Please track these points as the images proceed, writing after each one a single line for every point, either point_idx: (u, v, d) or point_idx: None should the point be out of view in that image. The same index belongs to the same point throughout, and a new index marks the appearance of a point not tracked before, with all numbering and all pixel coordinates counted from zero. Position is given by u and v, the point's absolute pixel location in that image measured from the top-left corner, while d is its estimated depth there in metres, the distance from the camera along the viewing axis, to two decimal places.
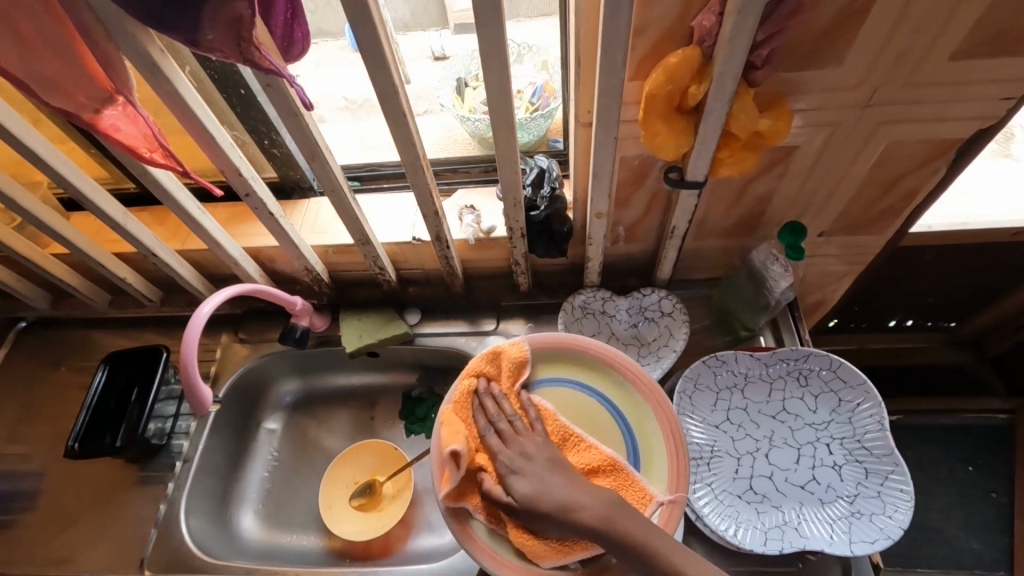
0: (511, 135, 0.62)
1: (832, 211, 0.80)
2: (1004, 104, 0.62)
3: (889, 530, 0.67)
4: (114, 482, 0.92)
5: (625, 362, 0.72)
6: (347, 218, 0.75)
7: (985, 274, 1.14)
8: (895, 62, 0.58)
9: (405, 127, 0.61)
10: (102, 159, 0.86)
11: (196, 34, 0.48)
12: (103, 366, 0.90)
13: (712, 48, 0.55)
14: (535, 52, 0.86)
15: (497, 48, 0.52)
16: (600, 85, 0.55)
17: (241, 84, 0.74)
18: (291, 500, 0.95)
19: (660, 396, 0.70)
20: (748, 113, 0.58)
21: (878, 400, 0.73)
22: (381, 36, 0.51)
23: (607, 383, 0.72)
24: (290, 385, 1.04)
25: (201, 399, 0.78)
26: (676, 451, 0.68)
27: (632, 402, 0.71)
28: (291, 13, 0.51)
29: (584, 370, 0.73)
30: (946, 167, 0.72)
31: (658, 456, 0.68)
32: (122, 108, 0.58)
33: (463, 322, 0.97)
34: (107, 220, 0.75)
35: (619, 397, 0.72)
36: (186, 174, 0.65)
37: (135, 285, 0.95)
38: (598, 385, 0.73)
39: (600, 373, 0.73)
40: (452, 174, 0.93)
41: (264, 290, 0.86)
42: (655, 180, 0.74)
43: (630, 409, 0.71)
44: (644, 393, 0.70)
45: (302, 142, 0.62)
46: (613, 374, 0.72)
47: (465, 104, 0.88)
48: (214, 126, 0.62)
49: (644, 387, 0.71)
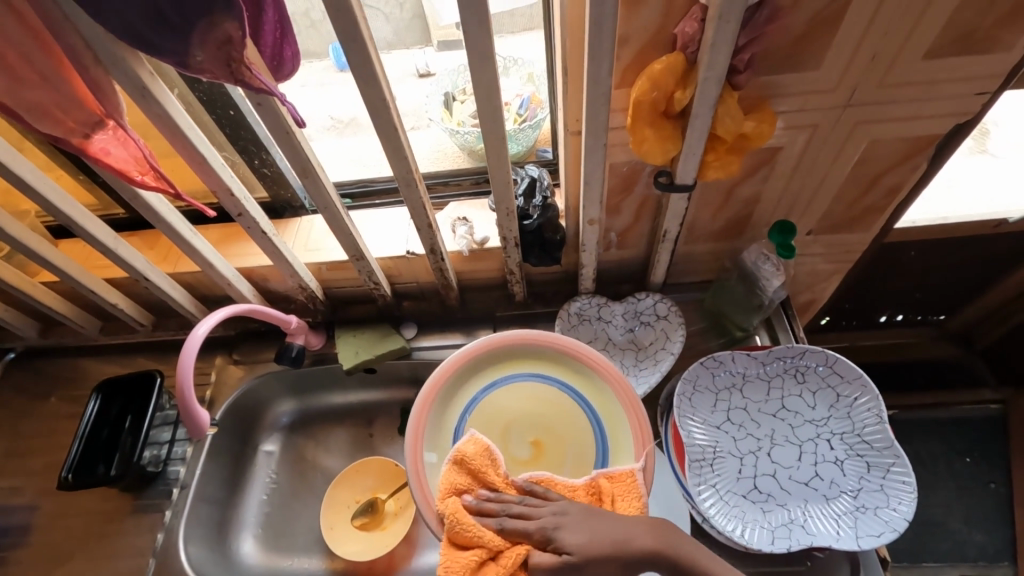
0: (502, 145, 0.63)
1: (819, 209, 0.82)
2: (978, 100, 0.64)
3: (895, 523, 0.67)
4: (109, 512, 0.90)
5: (576, 346, 0.73)
6: (340, 234, 0.75)
7: (969, 266, 1.17)
8: (873, 62, 0.59)
9: (396, 142, 0.62)
10: (90, 185, 0.85)
11: (185, 56, 0.48)
12: (96, 395, 0.88)
13: (695, 54, 0.56)
14: (521, 65, 0.87)
15: (486, 60, 0.53)
16: (588, 94, 0.56)
17: (229, 106, 0.74)
18: (292, 523, 0.93)
19: (613, 371, 0.72)
20: (733, 116, 0.59)
21: (875, 393, 0.74)
22: (371, 53, 0.52)
23: (561, 368, 0.74)
24: (287, 405, 1.02)
25: (198, 422, 0.77)
26: (637, 420, 0.70)
27: (588, 382, 0.73)
28: (280, 32, 0.51)
29: (540, 362, 0.74)
30: (926, 163, 0.74)
31: (623, 431, 0.70)
32: (113, 132, 0.58)
33: (460, 334, 0.98)
34: (98, 246, 0.74)
35: (575, 380, 0.73)
36: (178, 196, 0.64)
37: (126, 310, 0.94)
38: (552, 372, 0.74)
39: (552, 360, 0.74)
40: (443, 187, 0.94)
41: (259, 311, 0.85)
42: (645, 186, 0.75)
43: (588, 389, 0.73)
44: (598, 371, 0.72)
45: (294, 159, 0.62)
46: (565, 359, 0.74)
47: (453, 118, 0.89)
48: (205, 147, 0.62)
49: (597, 365, 0.73)
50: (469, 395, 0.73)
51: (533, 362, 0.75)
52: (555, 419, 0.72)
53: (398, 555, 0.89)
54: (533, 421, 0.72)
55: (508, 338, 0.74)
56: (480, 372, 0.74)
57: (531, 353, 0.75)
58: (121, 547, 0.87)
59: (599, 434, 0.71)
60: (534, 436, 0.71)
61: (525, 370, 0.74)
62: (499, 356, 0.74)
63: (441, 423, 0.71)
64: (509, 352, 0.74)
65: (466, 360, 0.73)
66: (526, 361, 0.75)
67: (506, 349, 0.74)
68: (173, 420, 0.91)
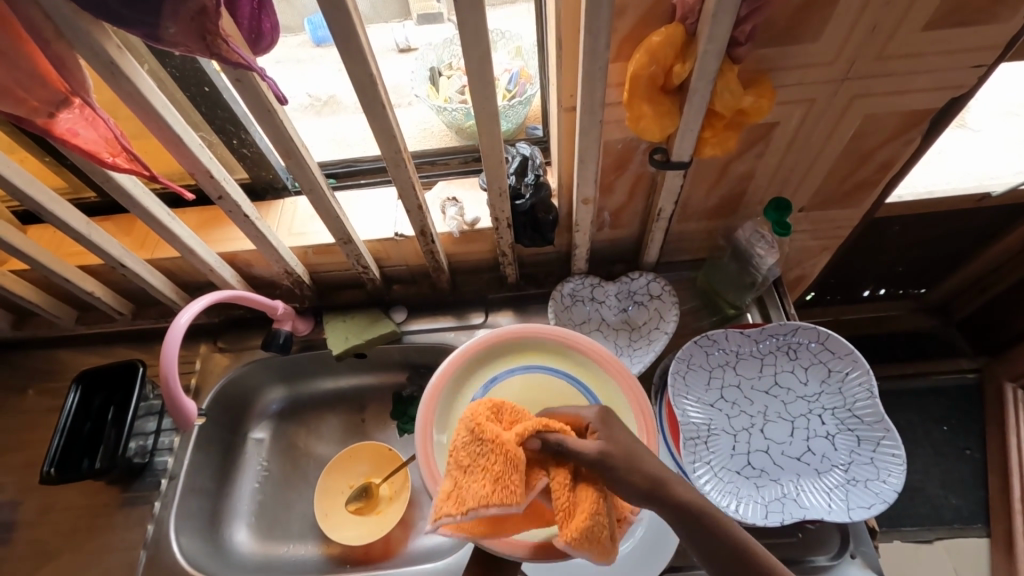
0: (494, 123, 0.61)
1: (811, 186, 0.81)
2: (973, 73, 0.63)
3: (885, 494, 0.68)
4: (96, 506, 0.88)
5: (611, 359, 0.70)
6: (326, 216, 0.73)
7: (952, 239, 1.18)
8: (870, 35, 0.58)
9: (384, 119, 0.59)
10: (58, 167, 0.81)
11: (157, 28, 0.45)
12: (75, 387, 0.85)
13: (695, 25, 0.54)
14: (509, 39, 0.84)
15: (477, 32, 0.50)
16: (583, 69, 0.54)
17: (204, 82, 0.70)
18: (285, 510, 0.93)
19: (578, 337, 0.72)
20: (731, 91, 0.58)
21: (866, 368, 0.75)
22: (355, 22, 0.49)
23: (531, 355, 0.73)
24: (276, 393, 1.01)
25: (185, 413, 0.75)
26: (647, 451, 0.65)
27: (560, 354, 0.72)
28: (258, 3, 0.47)
29: (585, 373, 0.71)
30: (920, 138, 0.73)
31: (613, 389, 0.70)
32: (80, 111, 0.55)
33: (452, 318, 0.96)
34: (70, 233, 0.70)
35: (548, 358, 0.72)
36: (154, 179, 0.61)
37: (103, 298, 0.90)
38: (523, 361, 0.72)
39: (519, 349, 0.73)
40: (431, 167, 0.91)
41: (244, 296, 0.83)
42: (638, 164, 0.74)
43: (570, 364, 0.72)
44: (564, 341, 0.72)
45: (276, 139, 0.59)
46: (530, 342, 0.73)
47: (440, 94, 0.86)
48: (181, 128, 0.59)
49: (564, 336, 0.72)
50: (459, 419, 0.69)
51: (500, 359, 0.72)
52: (546, 400, 0.70)
53: (394, 539, 0.89)
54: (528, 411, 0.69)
55: (469, 346, 0.71)
56: (459, 392, 0.70)
57: (496, 350, 0.72)
58: (110, 541, 0.85)
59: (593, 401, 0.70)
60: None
61: (495, 369, 0.72)
62: (468, 367, 0.71)
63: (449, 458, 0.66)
64: (476, 357, 0.72)
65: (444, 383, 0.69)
66: (494, 362, 0.72)
67: (473, 358, 0.71)
68: (159, 409, 0.89)
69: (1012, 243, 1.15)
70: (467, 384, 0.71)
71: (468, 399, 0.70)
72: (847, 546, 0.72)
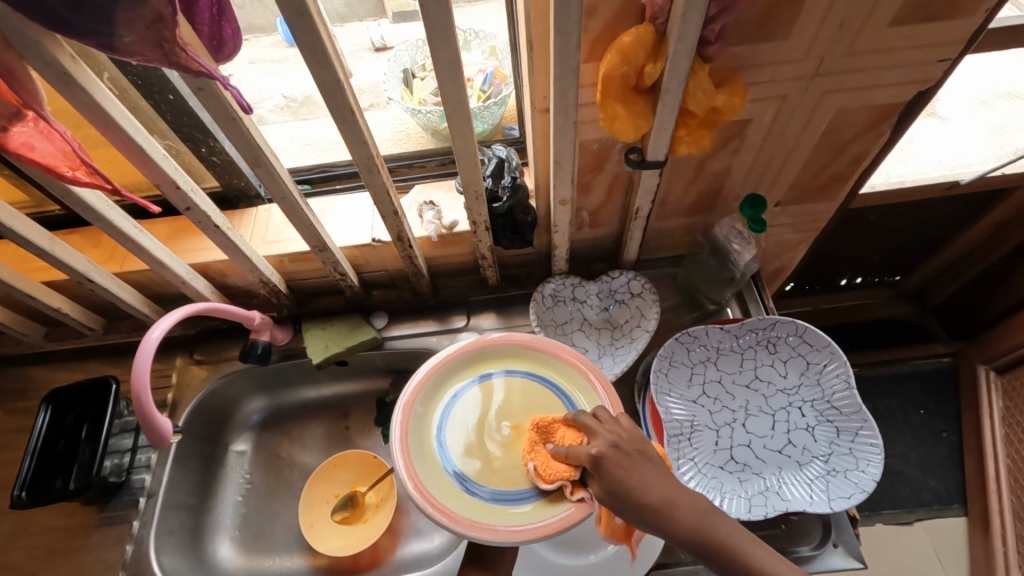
0: (468, 126, 0.60)
1: (787, 180, 0.82)
2: (940, 67, 0.64)
3: (864, 484, 0.69)
4: (72, 526, 0.85)
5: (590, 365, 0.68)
6: (300, 224, 0.71)
7: (924, 227, 1.21)
8: (838, 32, 0.59)
9: (354, 124, 0.58)
10: (18, 180, 0.78)
11: (111, 37, 0.44)
12: (46, 406, 0.83)
13: (665, 25, 0.54)
14: (482, 39, 0.82)
15: (446, 37, 0.49)
16: (555, 71, 0.53)
17: (168, 89, 0.68)
18: (270, 522, 0.91)
19: (564, 346, 0.71)
20: (704, 90, 0.58)
21: (843, 360, 0.76)
22: (320, 28, 0.47)
23: (493, 361, 0.71)
24: (256, 404, 0.99)
25: (159, 430, 0.73)
26: None
27: (521, 355, 0.71)
28: (217, 9, 0.46)
29: (568, 382, 0.69)
30: (890, 131, 0.74)
31: (575, 375, 0.69)
32: (35, 124, 0.53)
33: (434, 321, 0.95)
34: (32, 249, 0.68)
35: (519, 362, 0.71)
36: (117, 191, 0.59)
37: (71, 314, 0.87)
38: (487, 369, 0.71)
39: (482, 357, 0.71)
40: (407, 170, 0.90)
41: (218, 308, 0.81)
42: (615, 163, 0.73)
43: (552, 372, 0.70)
44: (524, 342, 0.71)
45: (244, 147, 0.58)
46: (513, 348, 0.71)
47: (414, 96, 0.84)
48: (143, 138, 0.57)
49: (540, 343, 0.71)
50: (432, 435, 0.66)
51: (481, 364, 0.71)
52: (515, 400, 0.68)
53: (382, 547, 0.88)
54: (499, 413, 0.67)
55: (431, 364, 0.69)
56: (438, 395, 0.69)
57: (460, 363, 0.71)
58: (88, 561, 0.83)
59: (561, 393, 0.68)
60: (512, 420, 0.66)
61: (461, 380, 0.70)
62: (433, 385, 0.69)
63: (431, 470, 0.63)
64: (461, 361, 0.71)
65: (413, 401, 0.67)
66: (476, 366, 0.71)
67: (437, 375, 0.69)
68: (133, 426, 0.88)
69: (983, 229, 1.18)
70: (435, 402, 0.68)
71: (438, 415, 0.67)
72: (830, 536, 0.73)
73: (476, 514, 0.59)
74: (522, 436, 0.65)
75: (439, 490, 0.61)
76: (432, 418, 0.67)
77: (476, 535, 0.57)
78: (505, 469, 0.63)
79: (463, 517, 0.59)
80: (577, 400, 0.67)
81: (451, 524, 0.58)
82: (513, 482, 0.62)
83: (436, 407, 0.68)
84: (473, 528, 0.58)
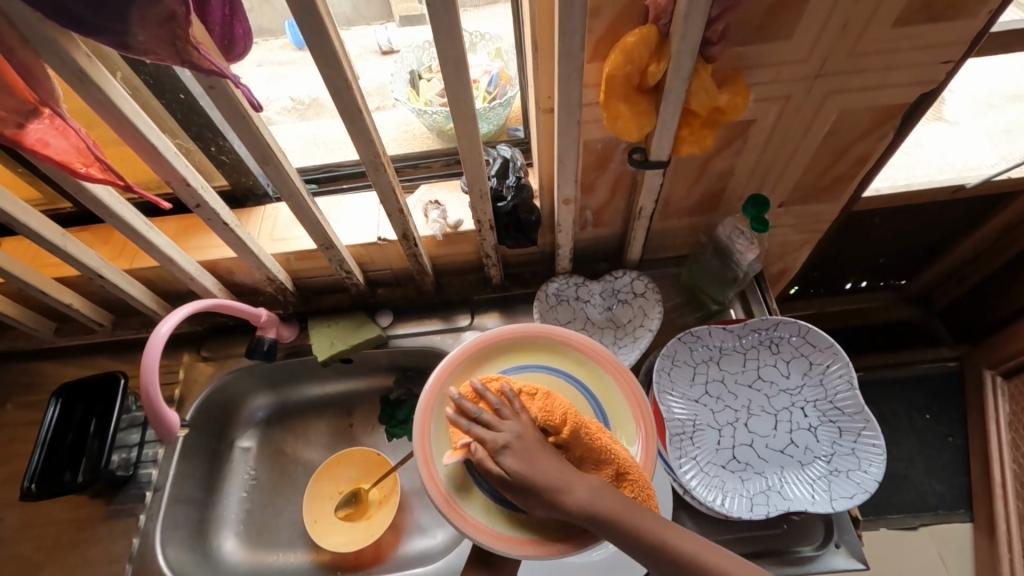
0: (473, 125, 0.61)
1: (790, 181, 0.82)
2: (943, 68, 0.65)
3: (866, 484, 0.70)
4: (79, 520, 0.87)
5: (628, 377, 0.68)
6: (307, 222, 0.72)
7: (930, 229, 1.21)
8: (840, 33, 0.59)
9: (361, 123, 0.59)
10: (32, 178, 0.80)
11: (126, 36, 0.45)
12: (55, 400, 0.84)
13: (668, 26, 0.55)
14: (488, 40, 0.83)
15: (453, 36, 0.50)
16: (559, 71, 0.54)
17: (179, 89, 0.69)
18: (274, 518, 0.92)
19: (602, 350, 0.70)
20: (706, 89, 0.58)
21: (846, 360, 0.76)
22: (329, 28, 0.48)
23: (526, 353, 0.70)
24: (262, 400, 1.00)
25: (168, 425, 0.74)
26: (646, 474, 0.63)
27: (558, 351, 0.70)
28: (229, 9, 0.47)
29: (600, 389, 0.68)
30: (893, 133, 0.74)
31: (609, 386, 0.68)
32: (50, 121, 0.54)
33: (438, 320, 0.96)
34: (45, 244, 0.69)
35: (553, 358, 0.70)
36: (129, 187, 0.61)
37: (82, 309, 0.89)
38: (519, 360, 0.70)
39: (518, 347, 0.70)
40: (413, 170, 0.91)
41: (226, 304, 0.82)
42: (619, 163, 0.74)
43: (587, 375, 0.69)
44: (563, 340, 0.70)
45: (253, 144, 0.59)
46: (551, 343, 0.70)
47: (421, 97, 0.85)
48: (155, 135, 0.58)
49: (580, 343, 0.70)
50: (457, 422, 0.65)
51: (514, 352, 0.70)
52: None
53: (384, 543, 0.89)
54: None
55: (462, 348, 0.68)
56: (465, 379, 0.68)
57: (494, 349, 0.70)
58: (94, 555, 0.84)
59: (590, 398, 0.68)
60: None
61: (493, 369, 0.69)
62: (461, 370, 0.68)
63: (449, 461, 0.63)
64: (494, 347, 0.70)
65: (438, 387, 0.66)
66: (509, 354, 0.70)
67: (468, 359, 0.68)
68: (142, 421, 0.88)
69: (989, 233, 1.18)
70: (462, 388, 0.67)
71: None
72: (832, 536, 0.73)
73: (483, 516, 0.59)
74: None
75: (453, 481, 0.61)
76: None
77: (479, 539, 0.58)
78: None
79: (471, 516, 0.59)
80: (605, 408, 0.67)
81: (458, 522, 0.59)
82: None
83: None
84: (478, 531, 0.58)
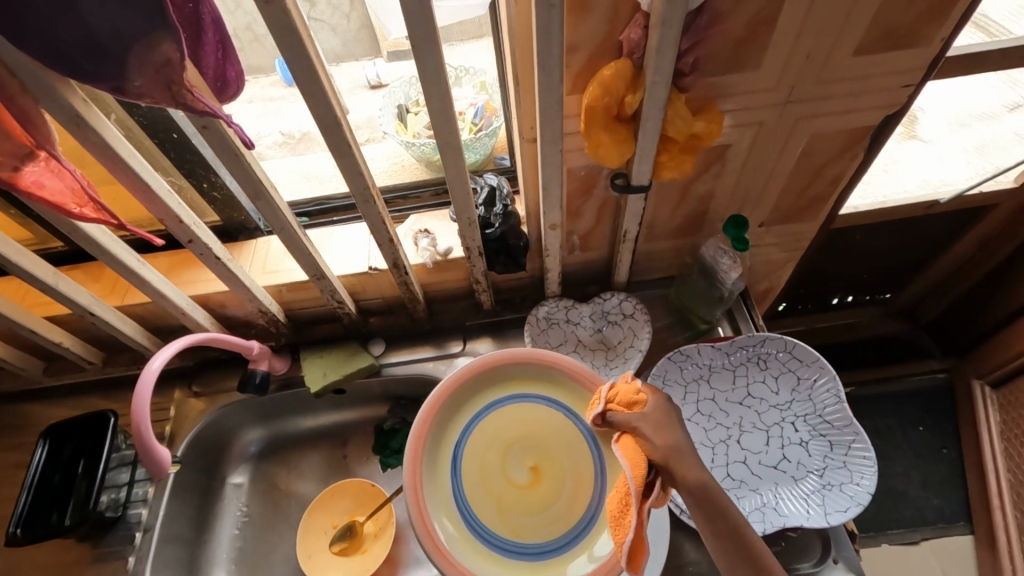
0: (458, 155, 0.63)
1: (770, 201, 0.85)
2: (904, 92, 0.68)
3: (859, 497, 0.70)
4: (66, 564, 0.84)
5: None
6: (298, 253, 0.73)
7: (910, 244, 1.24)
8: (805, 62, 0.63)
9: (350, 158, 0.61)
10: (25, 218, 0.81)
11: (122, 81, 0.47)
12: (43, 441, 0.83)
13: (641, 59, 0.58)
14: (472, 74, 0.87)
15: (436, 73, 0.53)
16: (541, 105, 0.57)
17: (172, 128, 0.71)
18: (268, 556, 0.90)
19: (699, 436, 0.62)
20: (682, 117, 0.61)
21: (833, 374, 0.77)
22: (318, 69, 0.51)
23: (534, 381, 0.71)
24: (255, 434, 0.99)
25: (160, 462, 0.74)
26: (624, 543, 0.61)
27: (564, 386, 0.71)
28: (222, 52, 0.49)
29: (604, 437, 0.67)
30: (862, 153, 0.77)
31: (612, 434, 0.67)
32: (46, 163, 0.55)
33: (431, 347, 0.96)
34: (36, 283, 0.69)
35: (558, 394, 0.71)
36: (122, 226, 0.62)
37: (72, 348, 0.88)
38: (524, 388, 0.71)
39: (505, 379, 0.71)
40: (403, 201, 0.93)
41: (218, 337, 0.82)
42: (603, 189, 0.76)
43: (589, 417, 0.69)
44: (573, 375, 0.70)
45: (245, 180, 0.60)
46: (561, 376, 0.70)
47: (409, 130, 0.88)
48: (150, 175, 0.60)
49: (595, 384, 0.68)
50: (447, 463, 0.68)
51: (520, 378, 0.71)
52: (542, 436, 0.69)
53: None
54: (519, 451, 0.69)
55: (468, 369, 0.70)
56: (466, 399, 0.70)
57: (478, 383, 0.71)
58: None
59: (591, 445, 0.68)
60: (531, 461, 0.68)
61: (482, 401, 0.71)
62: (468, 388, 0.70)
63: (437, 482, 0.67)
64: (501, 370, 0.71)
65: (433, 412, 0.68)
66: (515, 379, 0.71)
67: (467, 384, 0.70)
68: (132, 459, 0.85)
69: (968, 246, 1.21)
70: (455, 418, 0.70)
71: (456, 437, 0.69)
72: (829, 552, 0.73)
73: (475, 562, 0.64)
74: (537, 479, 0.68)
75: (445, 527, 0.65)
76: (456, 420, 0.70)
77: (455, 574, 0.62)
78: (512, 515, 0.67)
79: (455, 556, 0.64)
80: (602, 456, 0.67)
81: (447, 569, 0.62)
82: (519, 533, 0.66)
83: (461, 409, 0.70)
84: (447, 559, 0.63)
